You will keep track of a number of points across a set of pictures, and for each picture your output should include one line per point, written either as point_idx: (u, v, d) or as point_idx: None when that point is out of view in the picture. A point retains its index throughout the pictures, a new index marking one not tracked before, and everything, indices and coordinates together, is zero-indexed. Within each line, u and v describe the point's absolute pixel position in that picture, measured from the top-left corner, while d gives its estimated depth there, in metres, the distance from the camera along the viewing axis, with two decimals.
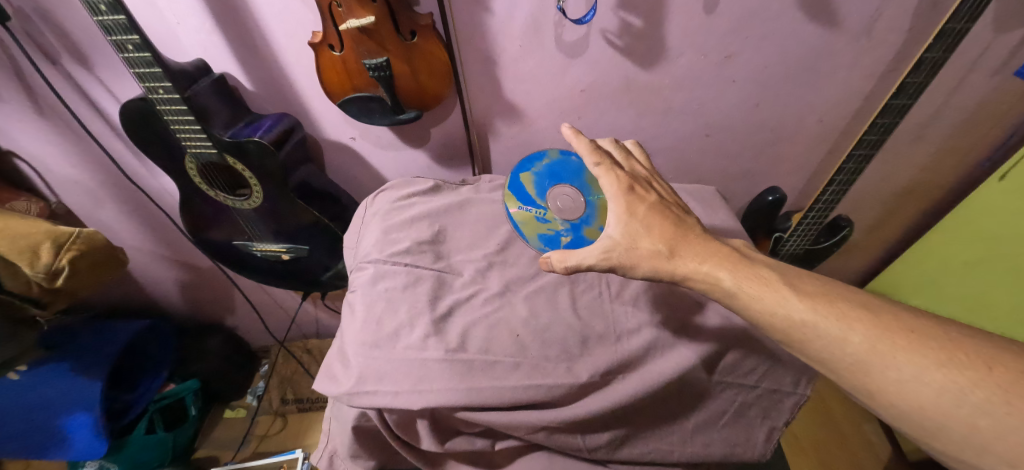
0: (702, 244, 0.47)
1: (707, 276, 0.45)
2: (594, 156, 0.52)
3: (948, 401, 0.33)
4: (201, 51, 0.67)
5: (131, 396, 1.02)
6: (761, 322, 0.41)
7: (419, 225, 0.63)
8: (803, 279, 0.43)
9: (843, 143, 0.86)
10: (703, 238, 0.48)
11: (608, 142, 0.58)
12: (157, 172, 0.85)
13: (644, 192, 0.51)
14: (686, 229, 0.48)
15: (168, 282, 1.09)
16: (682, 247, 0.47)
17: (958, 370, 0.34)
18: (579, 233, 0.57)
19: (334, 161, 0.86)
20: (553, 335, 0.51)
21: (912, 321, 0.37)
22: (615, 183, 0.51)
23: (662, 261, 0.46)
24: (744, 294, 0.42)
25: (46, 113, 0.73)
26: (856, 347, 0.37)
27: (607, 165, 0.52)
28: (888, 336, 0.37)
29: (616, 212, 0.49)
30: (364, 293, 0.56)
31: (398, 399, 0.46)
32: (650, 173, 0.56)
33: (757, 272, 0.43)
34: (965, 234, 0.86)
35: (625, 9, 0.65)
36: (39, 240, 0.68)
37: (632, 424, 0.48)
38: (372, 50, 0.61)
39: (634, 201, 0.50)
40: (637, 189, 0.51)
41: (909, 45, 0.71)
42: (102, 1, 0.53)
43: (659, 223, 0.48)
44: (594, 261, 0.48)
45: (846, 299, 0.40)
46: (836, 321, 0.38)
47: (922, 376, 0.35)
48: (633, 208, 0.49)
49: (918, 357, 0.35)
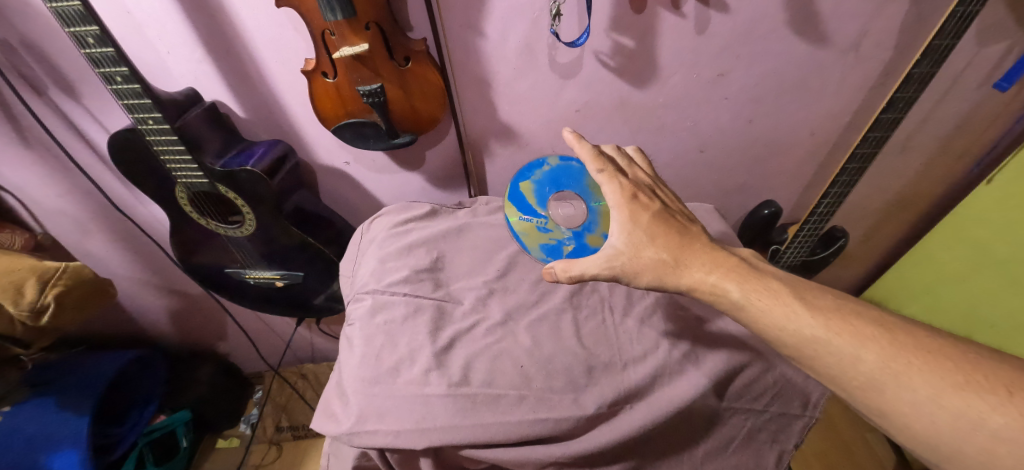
0: (708, 253, 0.47)
1: (714, 287, 0.45)
2: (597, 163, 0.53)
3: (965, 426, 0.32)
4: (192, 80, 0.66)
5: (121, 429, 0.98)
6: (770, 336, 0.41)
7: (417, 252, 0.62)
8: (812, 292, 0.42)
9: (835, 156, 0.87)
10: (709, 247, 0.48)
11: (610, 146, 0.57)
12: (146, 200, 0.83)
13: (648, 200, 0.51)
14: (691, 238, 0.49)
15: (158, 310, 1.07)
16: (688, 256, 0.47)
17: (977, 394, 0.33)
18: (581, 240, 0.57)
19: (327, 186, 0.85)
20: (558, 365, 0.50)
21: (927, 339, 0.37)
22: (619, 192, 0.51)
23: (666, 271, 0.47)
24: (752, 307, 0.42)
25: (32, 144, 0.72)
26: (870, 366, 0.36)
27: (610, 172, 0.52)
28: (902, 355, 0.36)
29: (619, 220, 0.49)
30: (363, 326, 0.55)
31: (398, 439, 0.44)
32: (654, 180, 0.55)
33: (765, 283, 0.43)
34: (958, 240, 0.87)
35: (617, 31, 0.65)
36: (23, 276, 0.66)
37: (641, 455, 0.47)
38: (367, 76, 0.61)
39: (637, 210, 0.50)
40: (641, 197, 0.51)
41: (896, 60, 0.72)
42: (89, 34, 0.52)
43: (664, 232, 0.48)
44: (597, 270, 0.48)
45: (858, 315, 0.39)
46: (848, 338, 0.38)
47: (937, 399, 0.34)
48: (637, 217, 0.49)
49: (934, 378, 0.34)
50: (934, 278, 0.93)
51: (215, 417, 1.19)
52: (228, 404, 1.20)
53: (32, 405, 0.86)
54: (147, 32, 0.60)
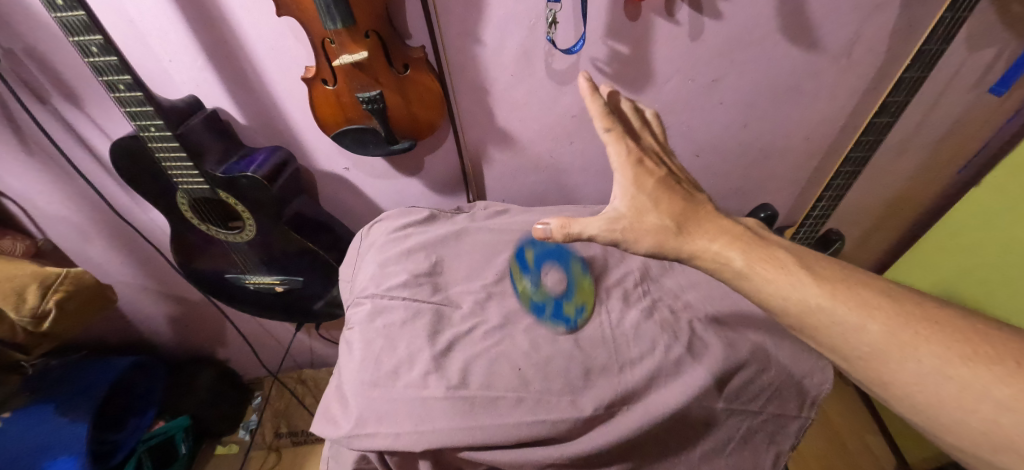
0: (713, 222, 0.46)
1: (716, 256, 0.44)
2: (606, 121, 0.48)
3: (970, 396, 0.33)
4: (193, 88, 0.67)
5: (120, 436, 0.98)
6: (772, 304, 0.41)
7: (416, 256, 0.62)
8: (819, 263, 0.42)
9: (830, 160, 0.88)
10: (714, 215, 0.47)
11: (629, 107, 0.54)
12: (147, 206, 0.84)
13: (654, 165, 0.49)
14: (696, 207, 0.48)
15: (157, 315, 1.07)
16: (691, 224, 0.46)
17: (985, 365, 0.34)
18: (560, 307, 0.58)
19: (327, 191, 0.86)
20: (556, 367, 0.51)
21: (935, 311, 0.37)
22: (624, 154, 0.48)
23: (668, 237, 0.45)
24: (757, 276, 0.41)
25: (34, 151, 0.72)
26: (875, 336, 0.37)
27: (617, 132, 0.48)
28: (909, 326, 0.36)
29: (622, 183, 0.48)
30: (363, 330, 0.55)
31: (399, 441, 0.45)
32: (663, 145, 0.53)
33: (771, 253, 0.43)
34: (955, 243, 0.88)
35: (613, 38, 0.67)
36: (25, 282, 0.67)
37: (638, 456, 0.48)
38: (366, 84, 0.62)
39: (642, 175, 0.48)
40: (647, 162, 0.49)
41: (888, 66, 0.73)
42: (93, 43, 0.53)
43: (668, 199, 0.47)
44: (595, 232, 0.46)
45: (865, 285, 0.40)
46: (855, 309, 0.38)
47: (944, 370, 0.34)
48: (642, 182, 0.48)
49: (941, 349, 0.35)
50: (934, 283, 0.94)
51: (214, 423, 1.19)
52: (227, 411, 1.20)
53: (28, 415, 0.85)
54: (149, 40, 0.61)
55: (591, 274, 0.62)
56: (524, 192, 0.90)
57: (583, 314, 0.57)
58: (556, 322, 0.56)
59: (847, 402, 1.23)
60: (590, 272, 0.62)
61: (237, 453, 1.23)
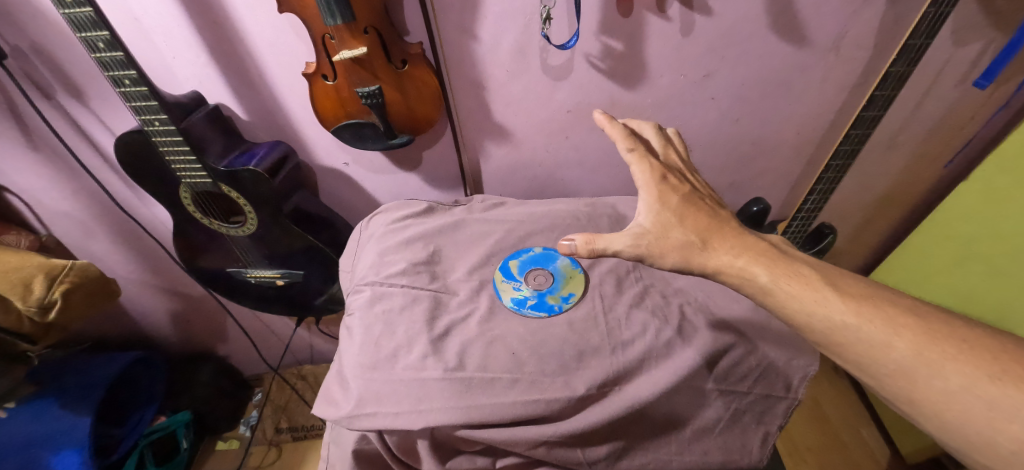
0: (737, 237, 0.47)
1: (741, 271, 0.45)
2: (628, 142, 0.54)
3: (999, 415, 0.35)
4: (196, 84, 0.68)
5: (120, 430, 1.00)
6: (798, 321, 0.42)
7: (414, 245, 0.64)
8: (844, 280, 0.44)
9: (820, 154, 0.90)
10: (738, 232, 0.48)
11: (650, 127, 0.59)
12: (150, 201, 0.85)
13: (678, 182, 0.52)
14: (721, 222, 0.49)
15: (159, 311, 1.08)
16: (715, 239, 0.47)
17: (1013, 384, 0.35)
18: (544, 298, 0.59)
19: (327, 186, 0.87)
20: (550, 350, 0.52)
21: (962, 329, 0.39)
22: (648, 171, 0.52)
23: (694, 252, 0.46)
24: (780, 291, 0.43)
25: (39, 147, 0.74)
26: (901, 353, 0.38)
27: (640, 151, 0.53)
28: (936, 344, 0.38)
29: (647, 200, 0.50)
30: (362, 316, 0.57)
31: (398, 420, 0.46)
32: (685, 162, 0.57)
33: (794, 268, 0.44)
34: (945, 236, 0.91)
35: (606, 34, 0.68)
36: (31, 273, 0.69)
37: (629, 435, 0.49)
38: (365, 78, 0.63)
39: (667, 190, 0.50)
40: (670, 179, 0.52)
41: (874, 61, 0.75)
42: (99, 39, 0.54)
43: (693, 215, 0.49)
44: (623, 246, 0.47)
45: (890, 302, 0.41)
46: (880, 327, 0.40)
47: (972, 388, 0.36)
48: (666, 198, 0.50)
49: (970, 368, 0.37)
50: (924, 274, 0.96)
51: (215, 419, 1.20)
52: (227, 406, 1.21)
53: (31, 406, 0.86)
54: (153, 37, 0.62)
55: (580, 267, 0.63)
56: (521, 187, 0.92)
57: (567, 303, 0.58)
58: (537, 312, 0.57)
59: (843, 397, 1.25)
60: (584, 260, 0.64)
61: (238, 448, 1.23)
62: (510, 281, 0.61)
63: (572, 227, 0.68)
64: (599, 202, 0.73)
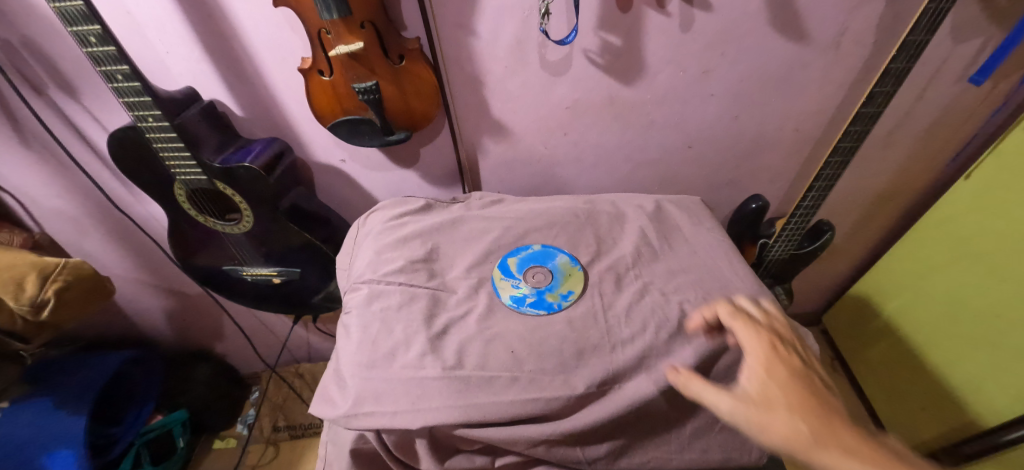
0: (872, 441, 0.35)
1: None
2: (728, 307, 0.48)
3: None
4: (191, 79, 0.68)
5: (118, 429, 0.99)
6: None
7: (412, 243, 0.64)
8: None
9: (819, 151, 0.90)
10: (868, 432, 0.36)
11: (748, 301, 0.51)
12: (144, 199, 0.84)
13: (789, 355, 0.43)
14: (843, 418, 0.37)
15: (155, 309, 1.07)
16: (837, 437, 0.35)
17: None
18: (543, 295, 0.58)
19: (324, 183, 0.87)
20: (549, 348, 0.52)
21: None
22: (755, 339, 0.44)
23: (807, 448, 0.35)
24: None
25: (32, 144, 0.73)
26: None
27: (744, 318, 0.47)
28: None
29: (750, 366, 0.42)
30: (359, 314, 0.56)
31: (395, 419, 0.46)
32: (802, 344, 0.46)
33: None
34: (944, 233, 0.91)
35: (605, 30, 0.68)
36: (24, 271, 0.68)
37: (629, 433, 0.49)
38: (362, 74, 0.63)
39: (775, 362, 0.42)
40: (782, 350, 0.43)
41: (874, 57, 0.75)
42: (91, 33, 0.53)
43: (803, 396, 0.38)
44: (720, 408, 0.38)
45: None
46: None
47: None
48: (774, 371, 0.41)
49: None
50: (923, 271, 0.96)
51: (212, 418, 1.20)
52: (225, 405, 1.21)
53: (27, 406, 0.85)
54: (147, 32, 0.61)
55: (580, 264, 0.62)
56: (519, 184, 0.92)
57: (566, 301, 0.58)
58: (536, 310, 0.57)
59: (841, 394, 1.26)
60: (583, 257, 0.63)
61: (235, 447, 1.23)
62: (509, 279, 0.60)
63: (570, 224, 0.68)
64: (598, 199, 0.73)
